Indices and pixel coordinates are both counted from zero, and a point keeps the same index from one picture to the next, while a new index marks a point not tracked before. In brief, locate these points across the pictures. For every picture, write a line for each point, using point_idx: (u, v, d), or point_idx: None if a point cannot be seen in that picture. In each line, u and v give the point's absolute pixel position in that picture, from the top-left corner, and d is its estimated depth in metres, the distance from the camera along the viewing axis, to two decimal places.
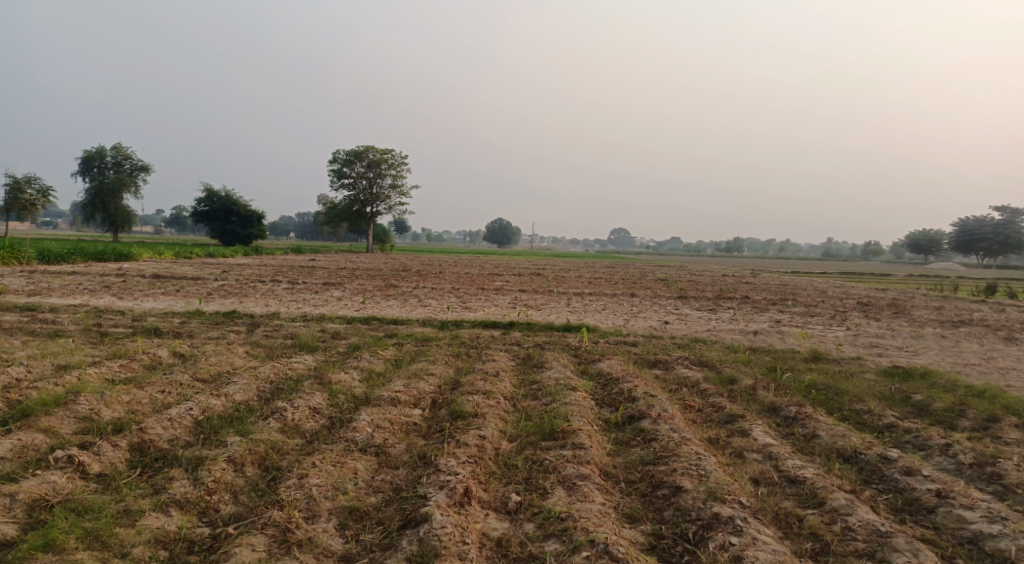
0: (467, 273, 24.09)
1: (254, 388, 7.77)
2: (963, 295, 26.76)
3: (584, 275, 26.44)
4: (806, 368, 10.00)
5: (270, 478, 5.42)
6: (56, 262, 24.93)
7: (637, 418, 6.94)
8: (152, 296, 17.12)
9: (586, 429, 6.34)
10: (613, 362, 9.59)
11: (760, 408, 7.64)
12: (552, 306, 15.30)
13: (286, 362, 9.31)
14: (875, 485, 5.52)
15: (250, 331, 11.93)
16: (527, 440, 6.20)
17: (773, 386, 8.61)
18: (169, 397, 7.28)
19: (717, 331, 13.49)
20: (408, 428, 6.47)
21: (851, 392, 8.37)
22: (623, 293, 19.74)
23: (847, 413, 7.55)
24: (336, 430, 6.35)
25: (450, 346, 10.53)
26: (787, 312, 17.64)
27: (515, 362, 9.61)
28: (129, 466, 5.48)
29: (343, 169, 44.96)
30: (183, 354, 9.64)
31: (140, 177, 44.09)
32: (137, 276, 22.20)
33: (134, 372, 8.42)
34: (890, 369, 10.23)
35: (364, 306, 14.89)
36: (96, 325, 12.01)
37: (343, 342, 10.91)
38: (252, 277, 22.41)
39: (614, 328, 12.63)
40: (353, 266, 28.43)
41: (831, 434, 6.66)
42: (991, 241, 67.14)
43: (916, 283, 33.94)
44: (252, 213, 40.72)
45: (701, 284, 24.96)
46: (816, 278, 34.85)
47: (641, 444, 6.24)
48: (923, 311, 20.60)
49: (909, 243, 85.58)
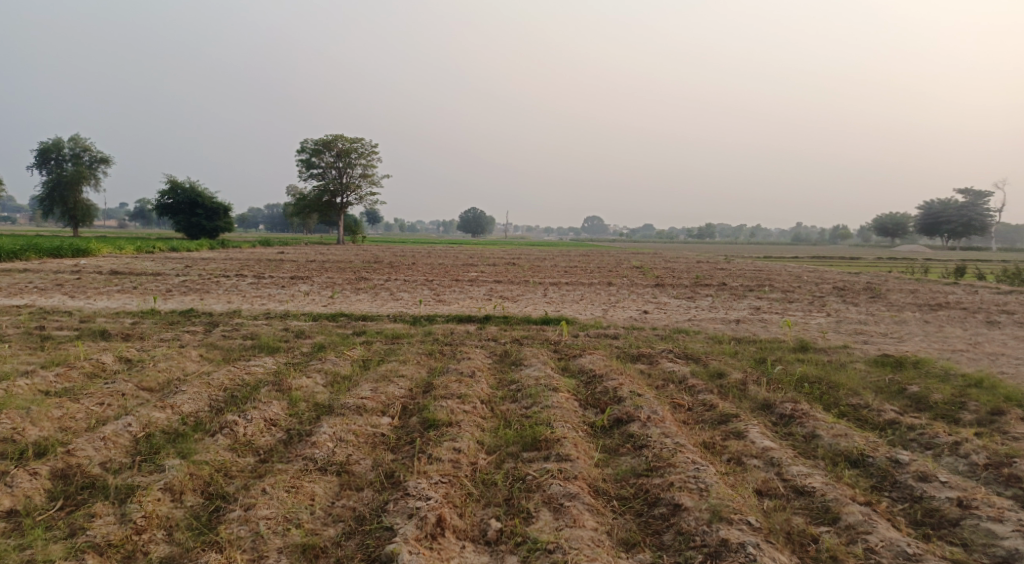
0: (440, 264, 23.44)
1: (205, 398, 7.08)
2: (934, 277, 26.73)
3: (559, 263, 25.98)
4: (795, 359, 9.55)
5: (213, 509, 4.77)
6: (7, 259, 23.71)
7: (624, 421, 6.39)
8: (107, 294, 16.21)
9: (571, 437, 5.79)
10: (595, 358, 9.06)
11: (754, 406, 7.15)
12: (529, 298, 14.74)
13: (244, 366, 8.59)
14: (889, 494, 5.06)
15: (207, 331, 11.17)
16: (507, 451, 5.63)
17: (764, 381, 8.13)
18: (107, 410, 6.56)
19: (698, 320, 13.02)
20: (374, 440, 5.84)
21: (846, 386, 7.92)
22: (599, 281, 19.26)
23: (845, 409, 7.09)
24: (293, 446, 5.71)
25: (422, 344, 9.89)
26: (765, 299, 17.27)
27: (491, 360, 9.02)
28: (47, 499, 4.79)
29: (312, 159, 43.81)
30: (130, 360, 8.88)
31: (100, 169, 42.50)
32: (94, 273, 21.18)
33: (74, 382, 7.66)
34: (881, 358, 9.84)
35: (332, 301, 14.18)
36: (39, 328, 11.15)
37: (308, 341, 10.22)
38: (216, 272, 21.48)
39: (594, 320, 12.12)
40: (323, 258, 27.58)
41: (834, 433, 6.18)
42: (954, 223, 68.02)
43: (886, 265, 34.06)
44: (218, 205, 39.46)
45: (677, 271, 24.58)
46: (789, 262, 34.76)
47: (631, 453, 5.70)
48: (900, 294, 20.42)
49: (876, 226, 86.52)
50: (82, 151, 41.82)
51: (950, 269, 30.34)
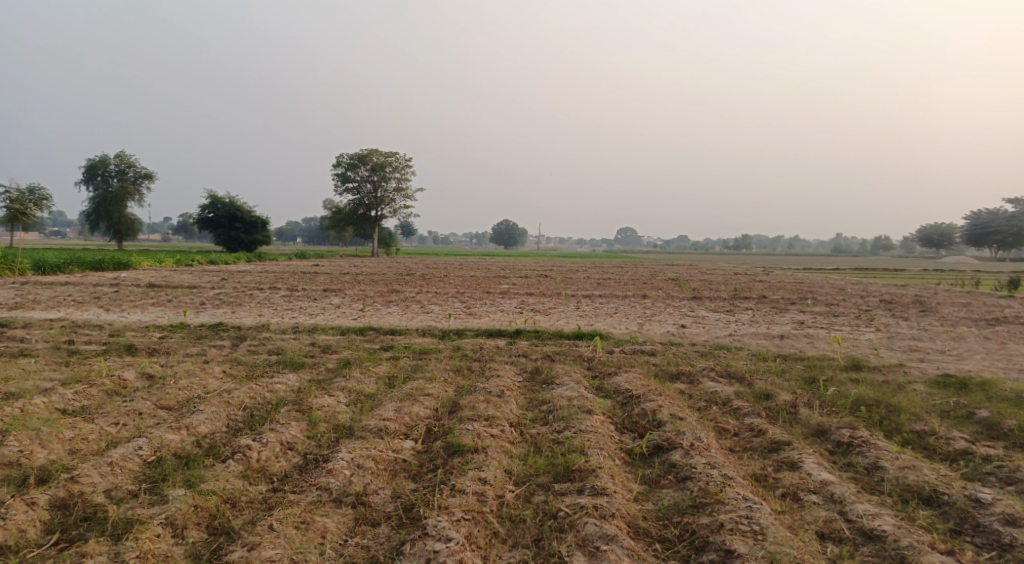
0: (472, 276, 23.09)
1: (223, 419, 6.75)
2: (986, 290, 25.51)
3: (593, 275, 25.52)
4: (848, 379, 8.91)
5: (216, 548, 4.44)
6: (51, 272, 24.07)
7: (665, 449, 5.87)
8: (141, 307, 16.19)
9: (608, 466, 5.31)
10: (631, 376, 8.55)
11: (808, 432, 6.58)
12: (562, 311, 14.27)
13: (266, 383, 8.28)
14: (972, 540, 4.54)
15: (234, 345, 10.94)
16: (537, 482, 5.18)
17: (816, 404, 7.54)
18: (120, 431, 6.28)
19: (739, 336, 12.39)
20: (395, 468, 5.44)
21: (908, 410, 7.29)
22: (635, 294, 18.71)
23: (909, 436, 6.50)
24: (307, 473, 5.34)
25: (451, 360, 9.49)
26: (809, 313, 16.53)
27: (521, 378, 8.56)
28: (43, 533, 4.52)
29: (347, 172, 44.02)
30: (152, 377, 8.63)
31: (143, 185, 43.22)
32: (132, 286, 21.32)
33: (92, 400, 7.42)
34: (942, 378, 9.14)
35: (362, 315, 13.89)
36: (68, 343, 11.05)
37: (334, 357, 9.89)
38: (250, 285, 21.42)
39: (629, 335, 11.60)
40: (356, 271, 27.46)
41: (899, 465, 5.61)
42: (1004, 234, 65.52)
43: (934, 277, 32.77)
44: (256, 219, 39.77)
45: (715, 283, 23.85)
46: (832, 274, 33.70)
47: (674, 485, 5.20)
48: (952, 308, 19.41)
49: (921, 237, 83.99)
50: (127, 167, 42.54)
51: (1004, 281, 29.04)
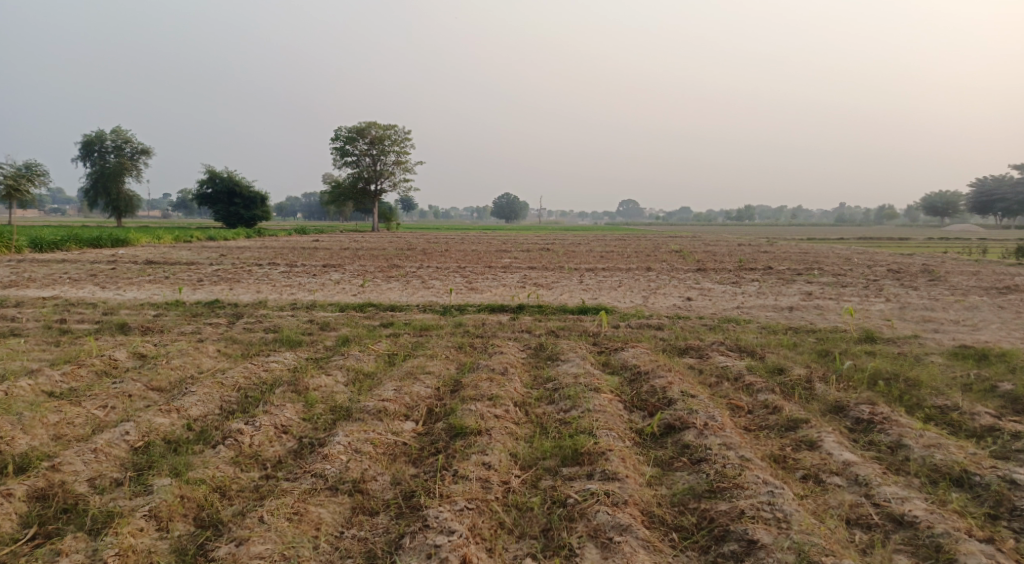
0: (474, 250, 22.75)
1: (216, 401, 6.49)
2: (993, 258, 25.13)
3: (596, 248, 25.20)
4: (863, 352, 8.62)
5: (202, 543, 4.21)
6: (48, 250, 23.76)
7: (678, 429, 5.59)
8: (138, 285, 15.89)
9: (619, 449, 5.05)
10: (638, 352, 8.26)
11: (825, 409, 6.30)
12: (565, 285, 13.97)
13: (261, 362, 8.01)
14: (1008, 526, 4.31)
15: (230, 323, 10.65)
16: (544, 466, 4.92)
17: (832, 379, 7.26)
18: (108, 415, 6.01)
19: (748, 308, 12.07)
20: (394, 452, 5.18)
21: (929, 385, 7.00)
22: (638, 266, 18.38)
23: (931, 412, 6.24)
24: (302, 458, 5.08)
25: (452, 337, 9.20)
26: (816, 284, 16.21)
27: (525, 355, 8.28)
28: (20, 526, 4.28)
29: (346, 146, 43.46)
30: (145, 357, 8.34)
31: (141, 161, 42.66)
32: (130, 263, 21.03)
33: (81, 382, 7.14)
34: (960, 350, 8.86)
35: (362, 291, 13.60)
36: (60, 322, 10.76)
37: (332, 335, 9.60)
38: (249, 261, 21.10)
39: (635, 308, 11.32)
40: (357, 246, 27.14)
41: (924, 443, 5.33)
42: (1009, 202, 64.83)
43: (939, 246, 32.27)
44: (256, 194, 39.30)
45: (719, 255, 23.50)
46: (836, 244, 33.29)
47: (688, 468, 4.93)
48: (961, 277, 19.06)
49: (925, 206, 83.26)
50: (124, 143, 41.94)
51: (1011, 249, 28.63)
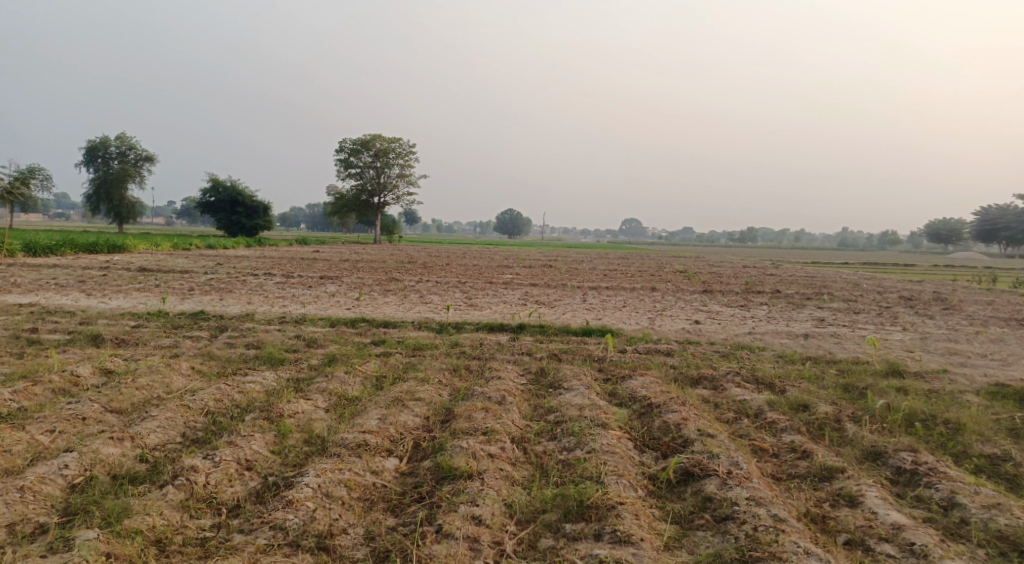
0: (474, 266, 22.10)
1: (178, 427, 5.79)
2: (1004, 288, 24.44)
3: (599, 266, 24.60)
4: (891, 388, 7.89)
5: None
6: (42, 254, 23.10)
7: (697, 476, 4.89)
8: (125, 292, 15.21)
9: (631, 502, 4.44)
10: (648, 381, 7.56)
11: (859, 455, 5.60)
12: (568, 304, 13.27)
13: (237, 382, 7.32)
14: None
15: (212, 337, 9.98)
16: (544, 522, 4.34)
17: (864, 418, 6.55)
18: (53, 440, 5.36)
19: (761, 334, 11.38)
20: (371, 498, 4.51)
21: (972, 429, 6.30)
22: (643, 286, 17.71)
23: (982, 465, 5.57)
24: (264, 502, 4.45)
25: (447, 358, 8.50)
26: (828, 309, 15.52)
27: (525, 381, 7.57)
28: None
29: (350, 158, 42.93)
30: (111, 373, 7.64)
31: (144, 167, 42.15)
32: (122, 269, 20.35)
33: (34, 402, 6.45)
34: (996, 388, 8.16)
35: (356, 304, 12.92)
36: (32, 331, 10.08)
37: (318, 352, 8.90)
38: (244, 270, 20.40)
39: (642, 331, 10.63)
40: (356, 257, 26.52)
41: (982, 503, 4.62)
42: (1013, 231, 64.14)
43: (944, 273, 31.49)
44: (258, 203, 38.69)
45: (725, 276, 22.80)
46: (843, 268, 32.57)
47: (711, 528, 4.34)
48: (976, 306, 18.33)
49: (930, 232, 82.65)
50: (128, 149, 41.42)
51: (1021, 279, 27.94)
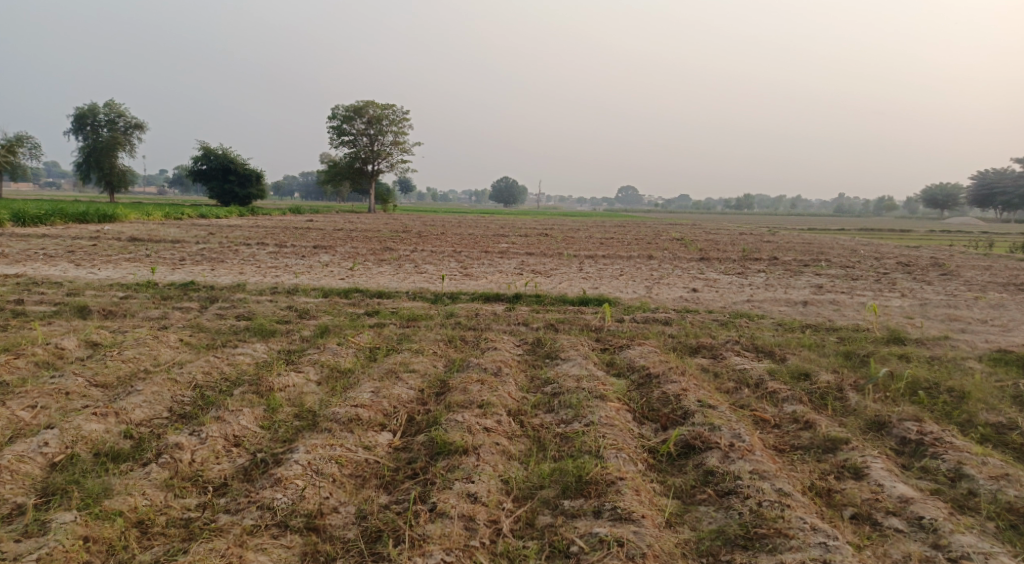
0: (470, 234, 21.86)
1: (165, 402, 5.63)
2: (1001, 252, 24.31)
3: (596, 234, 24.37)
4: (893, 356, 7.76)
5: None
6: (32, 224, 22.73)
7: (698, 449, 4.76)
8: (115, 263, 14.94)
9: (631, 478, 4.31)
10: (647, 351, 7.40)
11: (863, 425, 5.47)
12: (564, 273, 13.09)
13: (227, 354, 7.15)
14: None
15: (202, 308, 9.78)
16: (541, 499, 4.22)
17: (867, 387, 6.42)
18: (34, 417, 5.21)
19: (760, 302, 11.23)
20: (363, 474, 4.37)
21: (977, 397, 6.17)
22: (640, 254, 17.53)
23: (988, 435, 5.45)
24: (252, 480, 4.31)
25: (442, 329, 8.33)
26: (826, 276, 15.38)
27: (521, 352, 7.42)
28: None
29: (343, 125, 42.28)
30: (98, 345, 7.45)
31: (135, 135, 41.50)
32: (113, 239, 20.03)
33: (16, 376, 6.27)
34: (998, 354, 8.04)
35: (349, 274, 12.70)
36: (19, 303, 9.86)
37: (310, 323, 8.73)
38: (237, 240, 20.11)
39: (640, 300, 10.47)
40: (351, 226, 26.23)
41: (991, 474, 4.50)
42: (1010, 195, 63.88)
43: (941, 238, 31.34)
44: (251, 171, 38.17)
45: (722, 243, 22.62)
46: (840, 235, 32.39)
47: (713, 503, 4.22)
48: (974, 271, 18.21)
49: (927, 198, 82.34)
50: (118, 117, 40.77)
51: (1018, 243, 27.83)
